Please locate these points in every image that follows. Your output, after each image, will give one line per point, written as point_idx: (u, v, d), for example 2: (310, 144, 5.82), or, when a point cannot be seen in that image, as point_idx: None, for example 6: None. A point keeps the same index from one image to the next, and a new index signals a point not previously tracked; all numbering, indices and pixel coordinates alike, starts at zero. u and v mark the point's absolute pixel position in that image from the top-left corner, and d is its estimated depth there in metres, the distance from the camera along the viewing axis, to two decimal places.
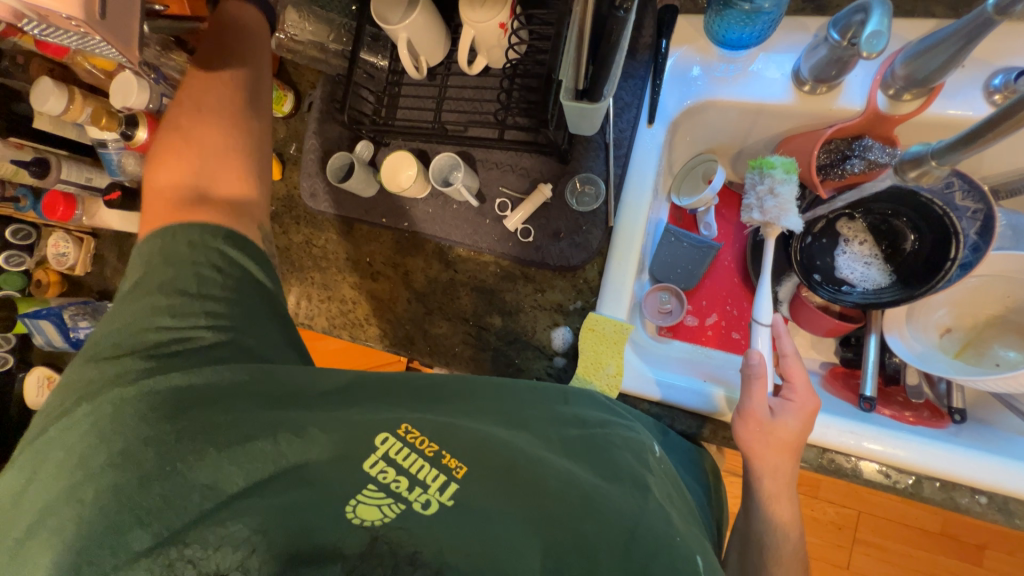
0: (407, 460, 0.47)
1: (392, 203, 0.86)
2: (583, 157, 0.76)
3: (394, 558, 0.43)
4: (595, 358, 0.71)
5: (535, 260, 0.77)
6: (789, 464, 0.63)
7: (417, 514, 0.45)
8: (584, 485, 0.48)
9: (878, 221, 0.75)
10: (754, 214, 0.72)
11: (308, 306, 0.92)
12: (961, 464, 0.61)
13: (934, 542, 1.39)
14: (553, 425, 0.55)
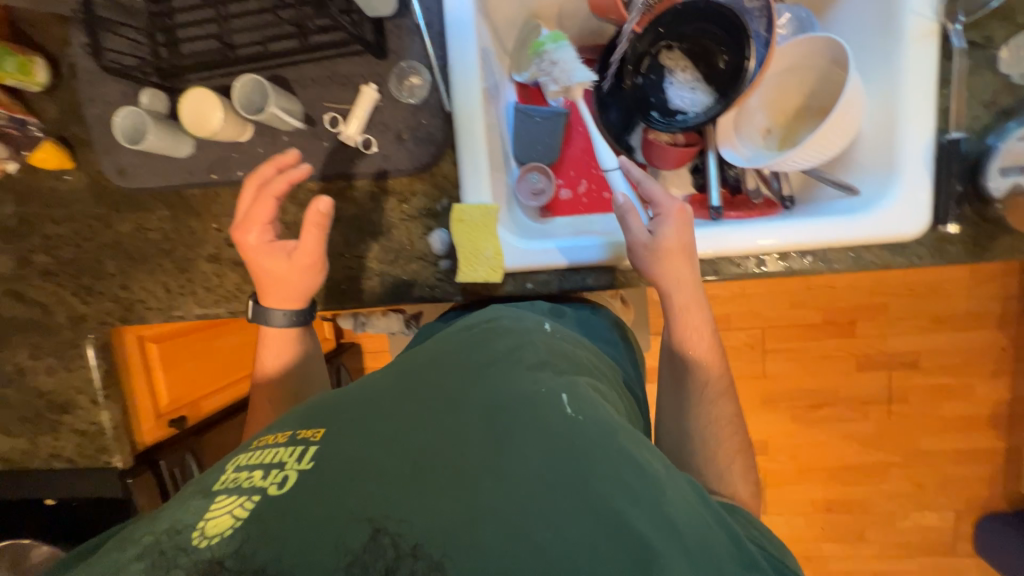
0: (263, 458, 0.44)
1: (216, 155, 0.76)
2: (400, 46, 0.71)
3: (397, 550, 0.36)
4: (473, 246, 0.72)
5: (387, 170, 0.74)
6: (694, 281, 0.69)
7: (273, 496, 0.40)
8: (472, 390, 0.48)
9: (692, 45, 0.79)
10: (552, 86, 0.83)
11: (169, 296, 0.83)
12: (792, 231, 0.70)
13: (820, 329, 1.71)
14: (437, 358, 0.55)
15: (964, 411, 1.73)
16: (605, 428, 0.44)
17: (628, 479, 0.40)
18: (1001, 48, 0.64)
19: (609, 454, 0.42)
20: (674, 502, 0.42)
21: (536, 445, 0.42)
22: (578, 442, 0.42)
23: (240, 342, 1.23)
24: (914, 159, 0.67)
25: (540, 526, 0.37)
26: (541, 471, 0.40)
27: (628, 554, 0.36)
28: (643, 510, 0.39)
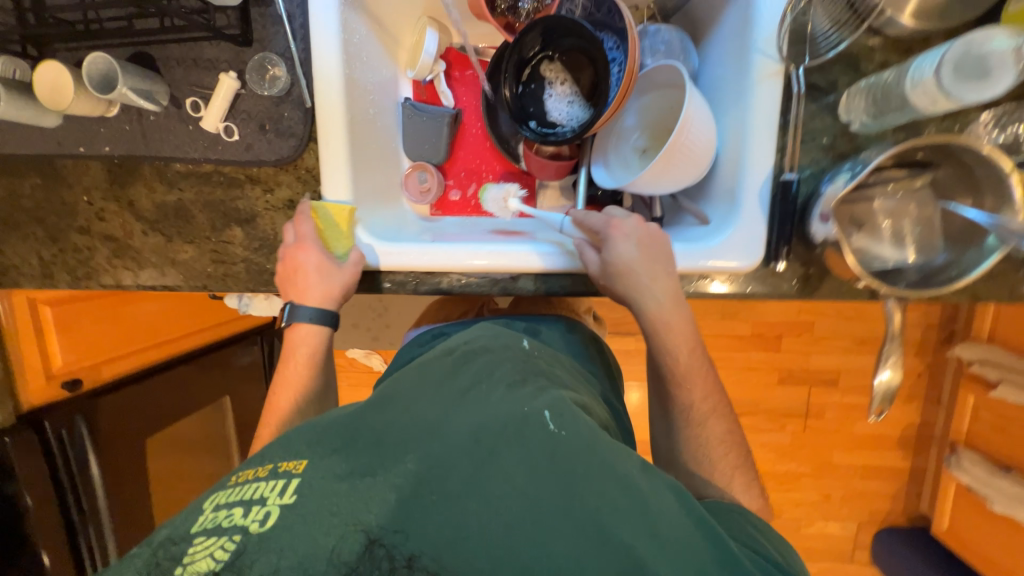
0: (239, 493, 0.44)
1: (83, 128, 0.76)
2: (264, 34, 0.71)
3: (393, 563, 0.39)
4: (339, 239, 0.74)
5: (249, 160, 0.74)
6: (669, 302, 0.68)
7: (256, 533, 0.40)
8: (452, 414, 0.49)
9: (568, 57, 0.79)
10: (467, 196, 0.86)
11: (42, 264, 0.84)
12: (687, 255, 0.70)
13: (747, 343, 1.72)
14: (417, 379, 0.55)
15: (875, 431, 1.77)
16: (584, 442, 0.45)
17: (610, 494, 0.42)
18: (843, 93, 0.65)
19: (588, 469, 0.43)
20: (656, 509, 0.43)
21: (516, 469, 0.43)
22: (559, 459, 0.43)
23: (158, 311, 1.27)
24: (751, 195, 0.68)
25: (538, 548, 0.39)
26: (520, 491, 0.42)
27: (613, 567, 0.39)
28: (627, 521, 0.41)
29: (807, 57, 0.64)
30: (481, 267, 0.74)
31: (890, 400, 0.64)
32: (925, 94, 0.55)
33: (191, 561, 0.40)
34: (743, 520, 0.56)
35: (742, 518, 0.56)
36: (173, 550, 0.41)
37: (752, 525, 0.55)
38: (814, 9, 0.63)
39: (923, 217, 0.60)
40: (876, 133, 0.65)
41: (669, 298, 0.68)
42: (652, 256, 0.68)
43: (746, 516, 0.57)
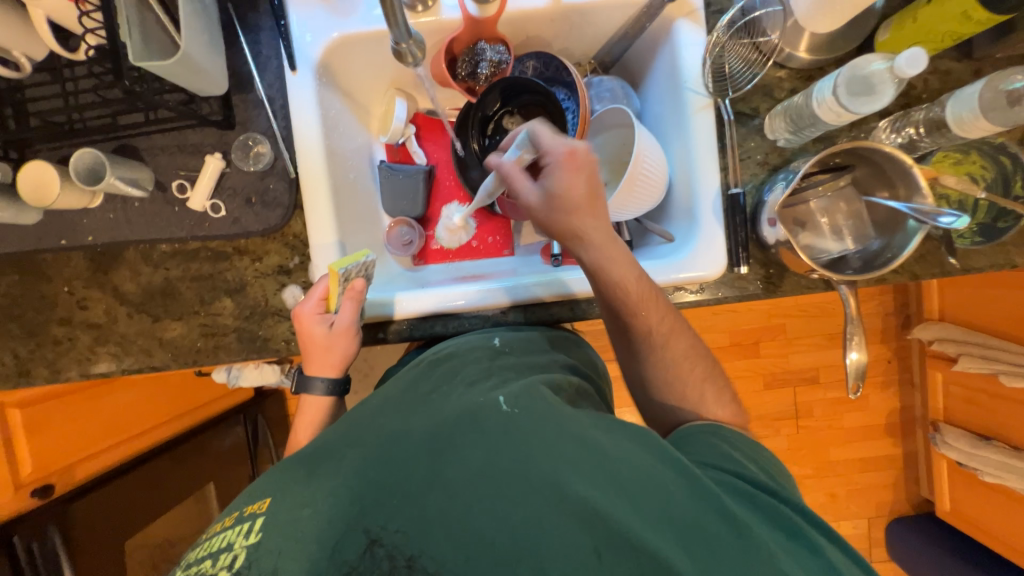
0: (211, 547, 0.49)
1: (66, 221, 0.78)
2: (246, 117, 0.76)
3: (393, 561, 0.44)
4: (336, 304, 0.73)
5: (237, 232, 0.77)
6: (609, 243, 0.65)
7: (227, 574, 0.45)
8: (415, 422, 0.56)
9: (527, 109, 0.88)
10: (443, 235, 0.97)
11: (17, 361, 0.81)
12: (687, 265, 0.75)
13: (727, 352, 1.78)
14: (384, 401, 0.65)
15: (862, 422, 1.82)
16: (534, 413, 0.52)
17: (566, 450, 0.48)
18: (765, 116, 0.76)
19: (542, 433, 0.50)
20: (609, 448, 0.50)
21: (477, 452, 0.49)
22: (513, 432, 0.50)
23: (132, 400, 1.22)
24: (706, 210, 0.76)
25: (519, 519, 0.44)
26: (483, 470, 0.47)
27: (576, 508, 0.45)
28: (586, 466, 0.47)
29: (729, 91, 0.76)
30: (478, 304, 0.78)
31: (864, 378, 0.68)
32: (830, 110, 0.62)
33: None
34: (717, 436, 0.60)
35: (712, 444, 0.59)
36: None
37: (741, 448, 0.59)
38: (728, 51, 0.75)
39: (853, 211, 0.70)
40: (799, 146, 0.75)
41: (603, 234, 0.64)
42: (593, 187, 0.63)
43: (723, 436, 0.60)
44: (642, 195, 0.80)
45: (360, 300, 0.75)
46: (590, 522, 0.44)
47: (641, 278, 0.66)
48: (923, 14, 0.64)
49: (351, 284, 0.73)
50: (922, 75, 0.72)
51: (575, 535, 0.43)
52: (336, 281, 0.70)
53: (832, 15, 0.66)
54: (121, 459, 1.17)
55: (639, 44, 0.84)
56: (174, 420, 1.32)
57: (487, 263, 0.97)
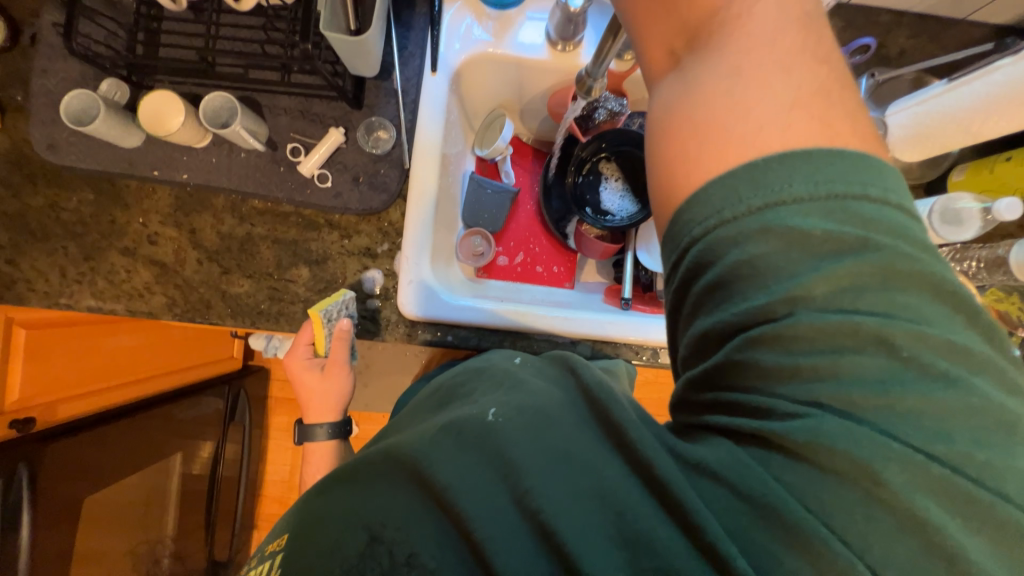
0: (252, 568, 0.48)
1: (165, 154, 0.76)
2: (375, 102, 0.79)
3: (392, 558, 0.39)
4: (323, 348, 0.77)
5: (336, 206, 0.77)
6: (727, 64, 0.40)
7: None
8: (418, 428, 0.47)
9: (624, 159, 0.94)
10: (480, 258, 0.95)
11: (62, 281, 0.77)
12: None
13: None
14: (413, 412, 0.56)
15: None
16: (522, 423, 0.41)
17: (545, 473, 0.38)
18: None
19: (523, 457, 0.39)
20: (610, 477, 0.39)
21: (450, 470, 0.39)
22: (495, 449, 0.40)
23: (132, 346, 1.16)
24: None
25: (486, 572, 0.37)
26: (452, 489, 0.38)
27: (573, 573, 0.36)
28: (568, 500, 0.38)
29: None
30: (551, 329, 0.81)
31: None
32: None
33: None
34: (803, 179, 0.37)
35: (812, 334, 0.36)
36: None
37: (824, 156, 0.38)
38: None
39: None
40: None
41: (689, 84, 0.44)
42: None
43: (812, 341, 0.36)
44: None
45: (348, 339, 0.77)
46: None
47: (796, 106, 0.39)
48: (998, 169, 0.74)
49: (334, 326, 0.74)
50: None
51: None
52: (318, 323, 0.72)
53: (922, 149, 0.75)
54: (102, 407, 1.10)
55: None
56: (157, 378, 1.24)
57: (547, 292, 0.99)
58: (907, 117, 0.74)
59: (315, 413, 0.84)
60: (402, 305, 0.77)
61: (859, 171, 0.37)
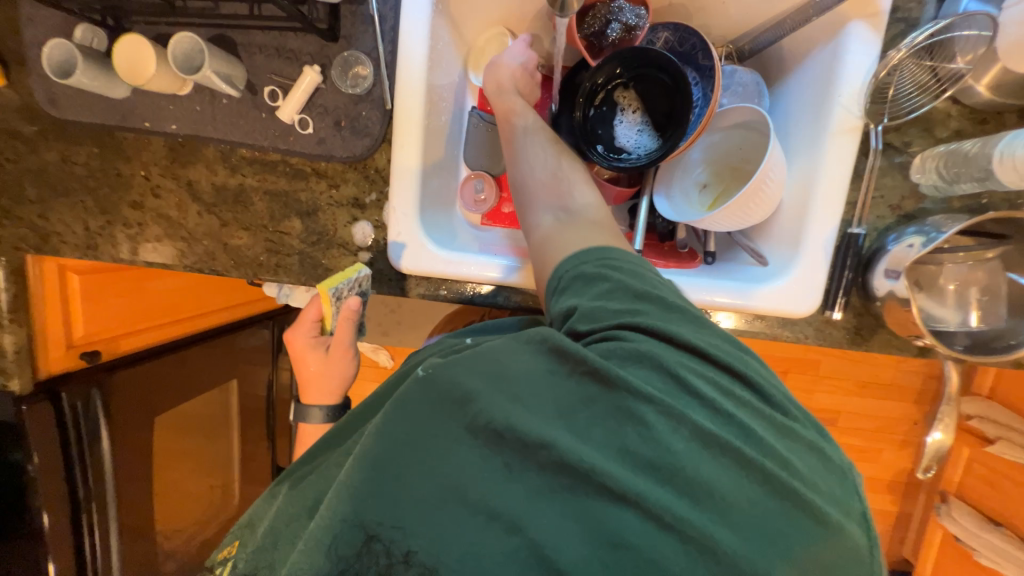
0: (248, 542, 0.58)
1: (152, 104, 0.75)
2: (352, 32, 0.71)
3: (391, 556, 0.41)
4: (330, 326, 0.76)
5: (320, 154, 0.74)
6: None
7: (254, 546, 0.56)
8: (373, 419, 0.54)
9: (646, 85, 0.78)
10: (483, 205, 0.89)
11: (87, 234, 0.81)
12: (772, 296, 0.71)
13: None
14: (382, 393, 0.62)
15: (866, 473, 1.79)
16: (445, 365, 0.48)
17: (469, 385, 0.45)
18: (916, 154, 0.67)
19: (459, 382, 0.46)
20: (508, 362, 0.47)
21: (402, 423, 0.45)
22: (432, 401, 0.46)
23: (176, 289, 1.24)
24: (817, 243, 0.70)
25: (461, 492, 0.42)
26: (409, 440, 0.44)
27: (521, 459, 0.43)
28: (491, 398, 0.44)
29: (885, 116, 0.66)
30: None
31: (938, 459, 0.65)
32: (1014, 170, 0.57)
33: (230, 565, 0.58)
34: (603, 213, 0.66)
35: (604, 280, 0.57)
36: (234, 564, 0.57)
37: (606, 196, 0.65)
38: (901, 71, 0.65)
39: (991, 286, 0.62)
40: (943, 198, 0.66)
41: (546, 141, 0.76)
42: None
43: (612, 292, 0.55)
44: (748, 212, 0.73)
45: (355, 319, 0.75)
46: (520, 463, 0.43)
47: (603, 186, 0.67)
48: None
49: (342, 304, 0.73)
50: None
51: (529, 480, 0.42)
52: (327, 301, 0.71)
53: None
54: (159, 341, 1.22)
55: (787, 42, 0.75)
56: (203, 317, 1.33)
57: None
58: None
59: (319, 396, 0.81)
60: (392, 259, 0.75)
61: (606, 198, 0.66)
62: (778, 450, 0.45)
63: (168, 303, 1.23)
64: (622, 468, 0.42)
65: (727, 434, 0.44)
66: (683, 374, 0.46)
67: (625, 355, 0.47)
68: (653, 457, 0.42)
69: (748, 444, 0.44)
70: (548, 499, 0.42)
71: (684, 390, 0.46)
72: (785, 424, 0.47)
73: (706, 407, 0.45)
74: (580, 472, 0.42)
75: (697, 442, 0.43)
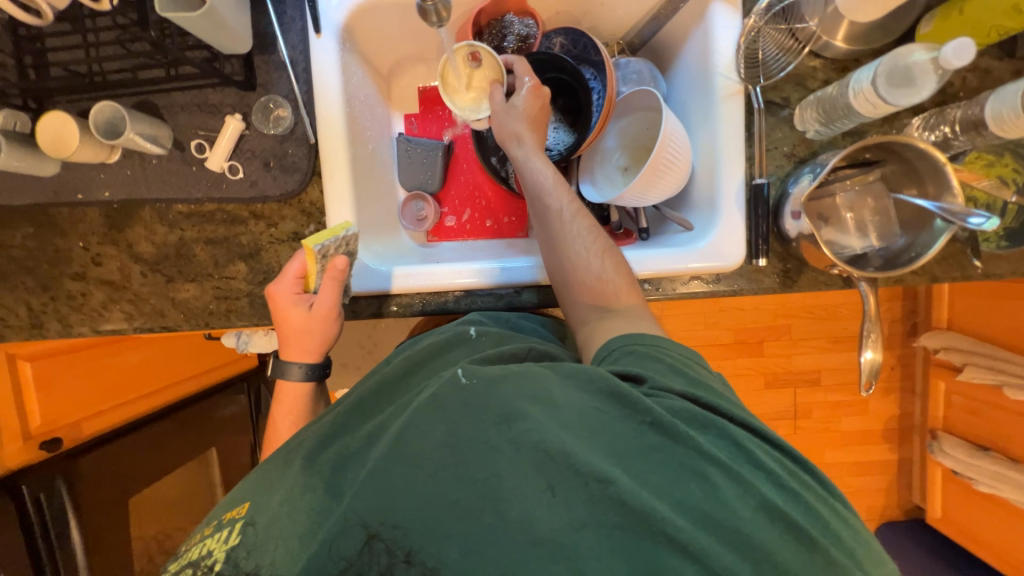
0: (221, 537, 0.55)
1: (83, 175, 0.77)
2: (267, 79, 0.76)
3: (392, 556, 0.44)
4: (315, 283, 0.73)
5: (253, 196, 0.77)
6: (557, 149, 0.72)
7: (234, 547, 0.53)
8: (396, 417, 0.55)
9: (553, 87, 0.86)
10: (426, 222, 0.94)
11: (30, 314, 0.81)
12: (699, 256, 0.75)
13: (732, 349, 1.62)
14: (379, 383, 0.65)
15: (860, 427, 1.71)
16: (491, 381, 0.51)
17: (519, 404, 0.49)
18: (796, 107, 0.74)
19: (515, 404, 0.49)
20: (560, 393, 0.51)
21: (438, 428, 0.48)
22: (471, 403, 0.49)
23: (142, 361, 1.18)
24: (729, 198, 0.75)
25: (495, 497, 0.45)
26: (449, 442, 0.47)
27: (568, 482, 0.45)
28: (541, 418, 0.48)
29: (760, 78, 0.74)
30: (493, 282, 0.78)
31: (876, 375, 0.70)
32: (867, 100, 0.65)
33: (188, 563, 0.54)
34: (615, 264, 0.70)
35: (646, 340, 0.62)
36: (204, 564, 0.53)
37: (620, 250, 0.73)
38: (763, 37, 0.73)
39: (880, 207, 0.68)
40: (828, 139, 0.74)
41: (576, 202, 0.73)
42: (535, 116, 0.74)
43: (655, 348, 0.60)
44: (659, 188, 0.78)
45: (343, 278, 0.70)
46: (566, 484, 0.45)
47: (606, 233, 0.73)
48: (971, 6, 0.64)
49: (329, 260, 0.70)
50: (960, 73, 0.72)
51: (576, 510, 0.44)
52: (312, 257, 0.68)
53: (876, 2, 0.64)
54: (127, 419, 1.15)
55: (666, 29, 0.83)
56: (173, 386, 1.26)
57: (501, 245, 0.96)
58: None
59: (298, 353, 0.74)
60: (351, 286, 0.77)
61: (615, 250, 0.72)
62: (828, 524, 0.48)
63: (132, 377, 1.16)
64: (683, 519, 0.44)
65: (766, 487, 0.48)
66: (748, 445, 0.50)
67: (690, 415, 0.51)
68: (715, 515, 0.45)
69: (800, 513, 0.47)
70: (589, 527, 0.44)
71: (745, 456, 0.50)
72: (833, 502, 0.51)
73: (766, 478, 0.49)
74: (642, 516, 0.43)
75: (762, 512, 0.46)
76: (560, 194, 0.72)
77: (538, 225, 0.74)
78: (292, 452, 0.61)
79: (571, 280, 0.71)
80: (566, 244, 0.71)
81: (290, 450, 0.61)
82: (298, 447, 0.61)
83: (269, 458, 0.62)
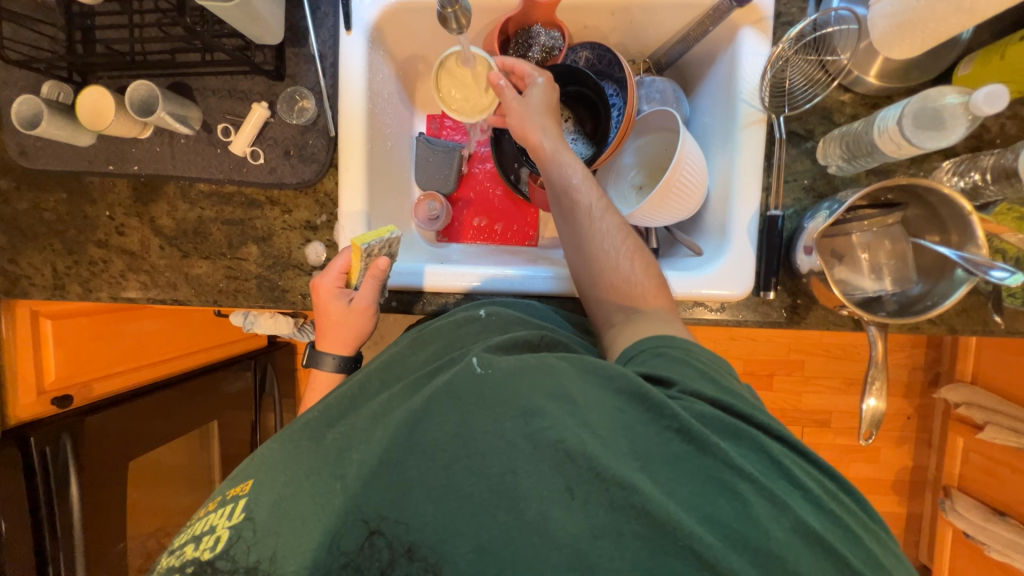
0: (223, 512, 0.50)
1: (116, 149, 0.80)
2: (296, 71, 0.79)
3: (392, 551, 0.42)
4: (357, 279, 0.73)
5: (272, 182, 0.79)
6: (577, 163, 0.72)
7: (232, 531, 0.48)
8: (404, 399, 0.53)
9: (575, 99, 0.86)
10: (436, 223, 0.94)
11: (54, 275, 0.85)
12: (714, 278, 0.73)
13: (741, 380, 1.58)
14: (386, 364, 0.64)
15: (868, 474, 1.64)
16: (508, 373, 0.49)
17: (537, 400, 0.46)
18: (820, 140, 0.73)
19: (532, 396, 0.46)
20: (578, 389, 0.48)
21: (452, 419, 0.46)
22: (487, 395, 0.47)
23: (155, 330, 1.20)
24: (741, 228, 0.73)
25: (511, 495, 0.42)
26: (461, 433, 0.45)
27: (587, 486, 0.42)
28: (559, 415, 0.45)
29: (785, 108, 0.73)
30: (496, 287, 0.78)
31: (878, 424, 0.69)
32: (891, 141, 0.63)
33: (186, 546, 0.50)
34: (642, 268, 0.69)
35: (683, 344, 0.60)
36: (198, 544, 0.49)
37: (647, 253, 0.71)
38: (791, 66, 0.73)
39: (897, 251, 0.66)
40: (851, 176, 0.72)
41: (606, 200, 0.72)
42: (546, 111, 0.74)
43: (690, 353, 0.58)
44: (680, 210, 0.78)
45: (383, 278, 0.72)
46: (585, 487, 0.42)
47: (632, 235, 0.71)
48: (1012, 52, 0.62)
49: (373, 259, 0.72)
50: (998, 119, 0.69)
51: (596, 517, 0.41)
52: (359, 256, 0.69)
53: (908, 44, 0.61)
54: (134, 384, 1.17)
55: (696, 50, 0.82)
56: (184, 356, 1.29)
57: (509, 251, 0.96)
58: (892, 3, 0.60)
59: (331, 350, 0.76)
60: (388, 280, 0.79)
61: (647, 260, 0.70)
62: (862, 546, 0.45)
63: (145, 343, 1.18)
64: (711, 535, 0.41)
65: (801, 510, 0.44)
66: (784, 461, 0.47)
67: (724, 426, 0.49)
68: (745, 534, 0.42)
69: (834, 536, 0.44)
70: (607, 536, 0.41)
71: (778, 472, 0.47)
72: (867, 522, 0.48)
73: (798, 496, 0.46)
74: (664, 527, 0.40)
75: (796, 533, 0.43)
76: (590, 191, 0.71)
77: (564, 224, 0.72)
78: (303, 422, 0.57)
79: (597, 278, 0.70)
80: (594, 242, 0.70)
81: (299, 424, 0.57)
82: (303, 421, 0.57)
83: (275, 437, 0.57)
